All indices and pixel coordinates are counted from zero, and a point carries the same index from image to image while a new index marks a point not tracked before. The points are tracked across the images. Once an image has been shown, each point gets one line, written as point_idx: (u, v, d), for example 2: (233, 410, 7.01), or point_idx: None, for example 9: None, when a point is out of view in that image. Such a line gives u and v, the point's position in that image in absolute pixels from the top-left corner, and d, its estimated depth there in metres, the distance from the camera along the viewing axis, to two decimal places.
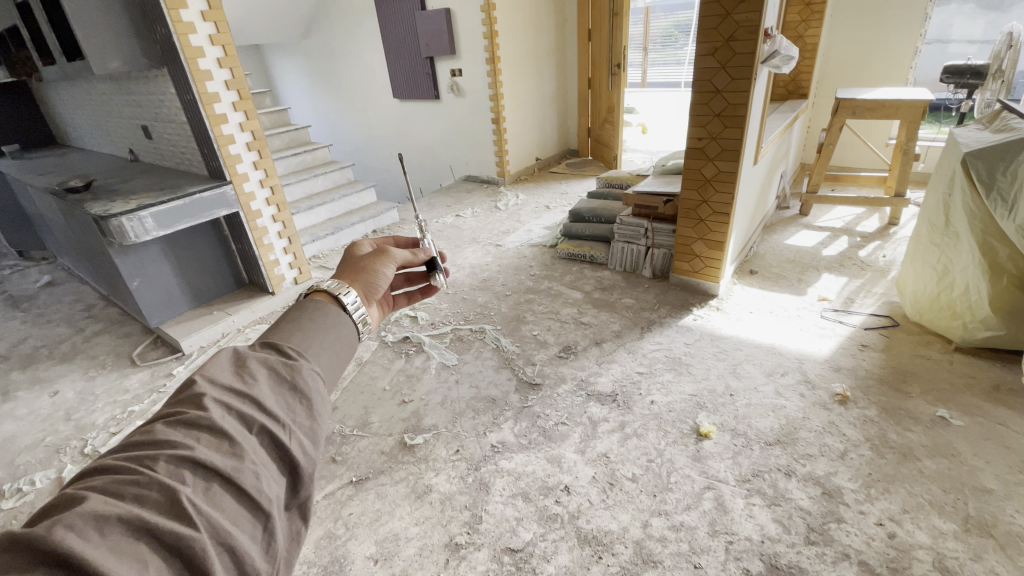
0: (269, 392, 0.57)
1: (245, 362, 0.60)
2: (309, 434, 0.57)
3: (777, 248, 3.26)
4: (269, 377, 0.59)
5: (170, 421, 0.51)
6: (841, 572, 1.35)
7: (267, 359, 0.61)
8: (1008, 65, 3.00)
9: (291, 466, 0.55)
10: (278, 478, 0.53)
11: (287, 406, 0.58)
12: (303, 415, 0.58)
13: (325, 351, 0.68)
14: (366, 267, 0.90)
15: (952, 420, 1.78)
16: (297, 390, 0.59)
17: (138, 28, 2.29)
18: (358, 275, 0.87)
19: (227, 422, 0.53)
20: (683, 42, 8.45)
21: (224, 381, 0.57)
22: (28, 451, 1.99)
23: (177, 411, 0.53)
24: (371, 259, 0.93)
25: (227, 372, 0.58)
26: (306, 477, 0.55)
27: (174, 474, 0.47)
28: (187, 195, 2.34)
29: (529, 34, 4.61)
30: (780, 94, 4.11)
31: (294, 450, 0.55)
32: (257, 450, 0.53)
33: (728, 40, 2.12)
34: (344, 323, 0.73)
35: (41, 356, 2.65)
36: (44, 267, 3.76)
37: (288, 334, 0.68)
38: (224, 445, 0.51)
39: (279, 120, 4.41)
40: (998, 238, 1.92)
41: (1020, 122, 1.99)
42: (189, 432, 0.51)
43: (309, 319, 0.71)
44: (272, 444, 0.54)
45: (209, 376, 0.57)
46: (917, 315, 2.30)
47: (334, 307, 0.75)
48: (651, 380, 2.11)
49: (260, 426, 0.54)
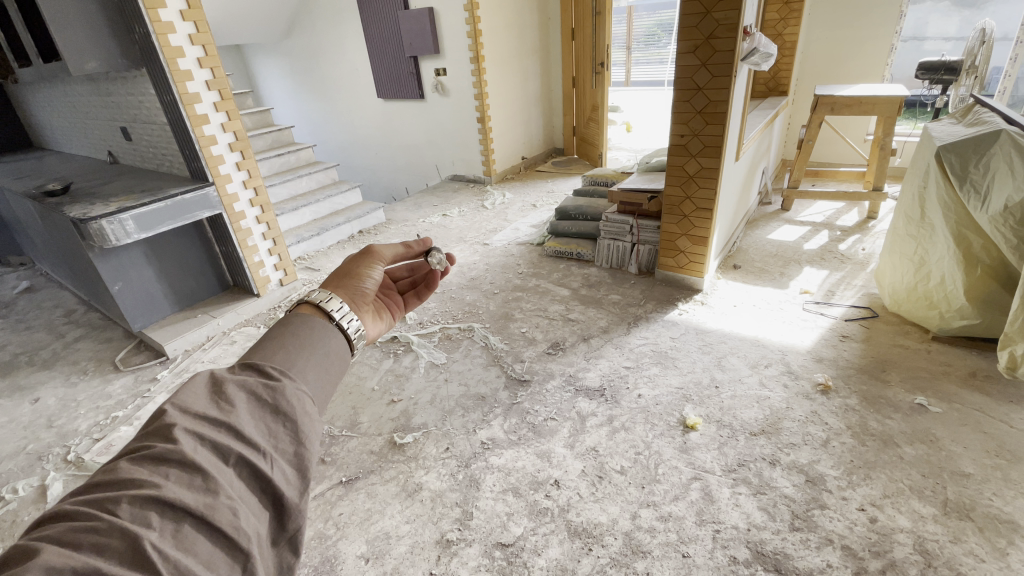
0: (248, 418, 0.56)
1: (222, 386, 0.58)
2: (292, 462, 0.56)
3: (760, 243, 3.32)
4: (248, 402, 0.58)
5: (135, 458, 0.50)
6: (825, 557, 1.38)
7: (246, 383, 0.59)
8: (982, 61, 3.10)
9: (274, 497, 0.53)
10: (259, 513, 0.52)
11: (268, 432, 0.56)
12: (286, 441, 0.57)
13: (311, 368, 0.66)
14: (352, 270, 0.90)
15: (930, 407, 1.83)
16: (280, 414, 0.58)
17: (115, 28, 2.25)
18: (343, 280, 0.88)
19: (200, 454, 0.51)
20: (666, 42, 8.56)
21: (197, 409, 0.55)
22: (8, 459, 1.95)
23: (145, 446, 0.51)
24: (357, 262, 0.93)
25: (202, 399, 0.57)
26: (292, 509, 0.54)
27: (138, 517, 0.45)
28: (168, 197, 2.31)
29: (514, 33, 4.63)
30: (760, 91, 4.18)
31: (276, 480, 0.54)
32: (234, 482, 0.51)
33: (708, 38, 2.15)
34: (331, 336, 0.72)
35: (21, 363, 2.59)
36: (22, 274, 3.67)
37: (272, 351, 0.66)
38: (196, 480, 0.49)
39: (262, 120, 4.37)
40: (971, 228, 1.98)
41: (992, 116, 2.06)
42: (156, 469, 0.49)
43: (293, 334, 0.69)
44: (252, 475, 0.53)
45: (182, 406, 0.55)
46: (895, 305, 2.36)
47: (320, 320, 0.73)
48: (638, 374, 2.14)
49: (236, 457, 0.53)
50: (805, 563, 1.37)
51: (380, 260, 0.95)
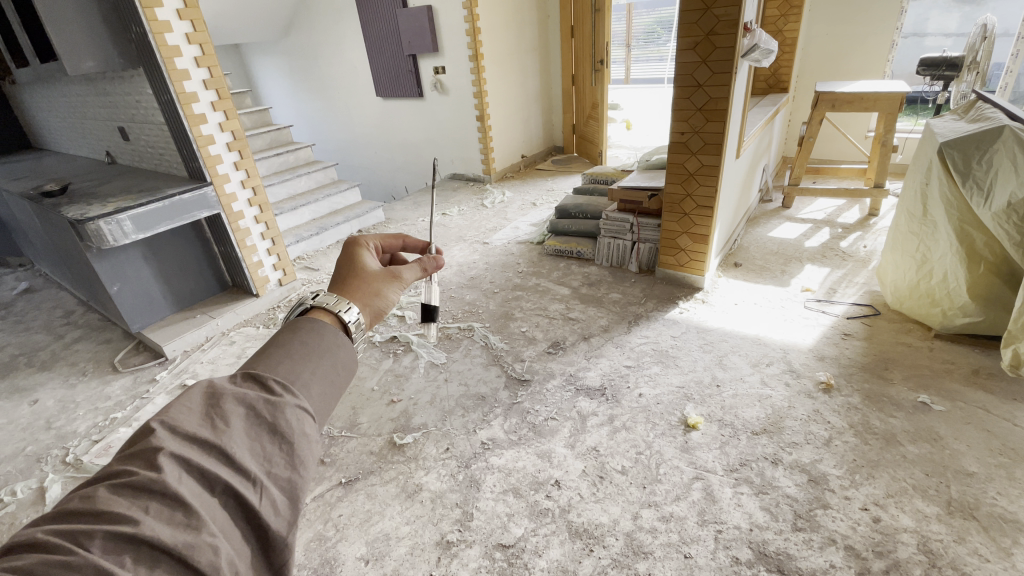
0: (241, 440, 0.52)
1: (219, 401, 0.55)
2: (285, 490, 0.52)
3: (761, 240, 3.31)
4: (245, 420, 0.54)
5: (115, 486, 0.46)
6: (828, 558, 1.37)
7: (245, 398, 0.56)
8: (983, 57, 3.06)
9: (261, 531, 0.50)
10: (242, 550, 0.48)
11: (262, 456, 0.53)
12: (281, 466, 0.53)
13: (316, 381, 0.63)
14: (375, 288, 0.86)
15: (933, 405, 1.82)
16: (277, 435, 0.54)
17: (112, 27, 2.23)
18: (367, 297, 0.83)
19: (185, 484, 0.48)
20: (666, 39, 8.53)
21: (187, 429, 0.51)
22: (7, 461, 1.95)
23: (127, 471, 0.48)
24: (379, 277, 0.88)
25: (196, 415, 0.53)
26: (279, 545, 0.50)
27: (112, 557, 0.41)
28: (166, 198, 2.30)
29: (513, 30, 4.62)
30: (760, 88, 4.16)
31: (264, 512, 0.50)
32: (218, 515, 0.48)
33: (709, 34, 2.14)
34: (341, 345, 0.69)
35: (19, 364, 2.59)
36: (20, 275, 3.67)
37: (276, 361, 0.63)
38: (178, 515, 0.45)
39: (260, 120, 4.36)
40: (974, 225, 1.97)
41: (994, 112, 2.04)
42: (137, 500, 0.45)
43: (301, 342, 0.66)
44: (239, 506, 0.49)
45: (172, 424, 0.51)
46: (897, 303, 2.35)
47: (330, 328, 0.70)
48: (639, 373, 2.13)
49: (223, 486, 0.49)
50: (807, 564, 1.36)
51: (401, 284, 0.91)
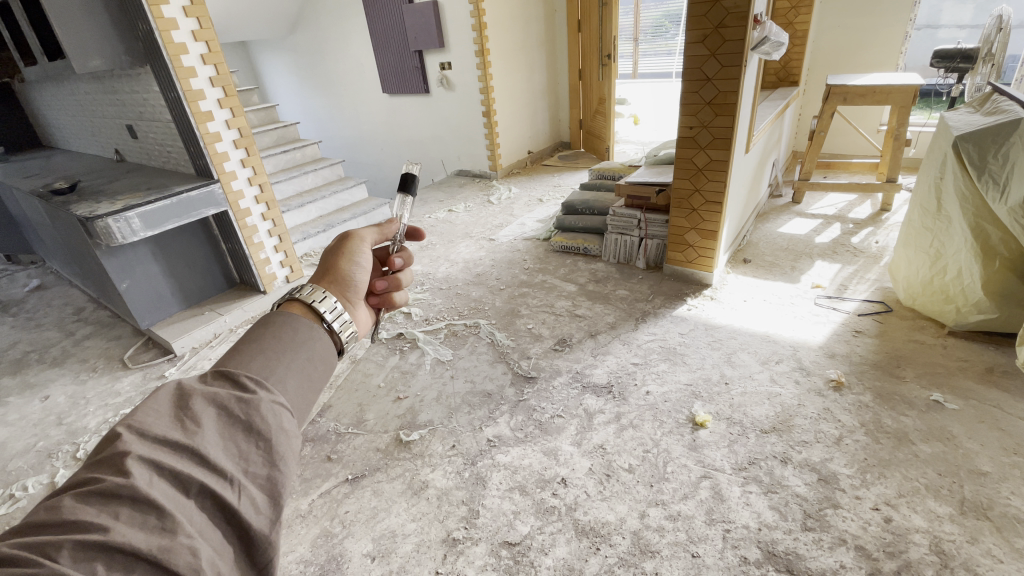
0: (214, 440, 0.52)
1: (189, 401, 0.54)
2: (264, 488, 0.52)
3: (771, 236, 3.27)
4: (217, 420, 0.54)
5: (82, 494, 0.45)
6: (838, 558, 1.35)
7: (216, 397, 0.55)
8: (999, 48, 2.95)
9: (241, 530, 0.49)
10: (222, 550, 0.47)
11: (237, 454, 0.52)
12: (258, 464, 0.53)
13: (292, 376, 0.63)
14: (330, 265, 0.86)
15: (946, 404, 1.79)
16: (253, 433, 0.54)
17: (119, 25, 2.24)
18: (327, 278, 0.84)
19: (157, 488, 0.47)
20: (673, 33, 8.40)
21: (156, 433, 0.50)
22: (19, 456, 1.97)
23: (94, 479, 0.46)
24: (336, 254, 0.88)
25: (164, 418, 0.53)
26: (261, 541, 0.49)
27: (82, 565, 0.40)
28: (173, 194, 2.31)
29: (519, 23, 4.57)
30: (771, 82, 4.09)
31: (243, 510, 0.49)
32: (194, 518, 0.47)
33: (717, 27, 2.10)
34: (317, 338, 0.69)
35: (31, 360, 2.62)
36: (32, 272, 3.73)
37: (248, 358, 0.62)
38: (151, 519, 0.44)
39: (267, 117, 4.37)
40: (990, 220, 1.92)
41: (1010, 104, 1.99)
42: (105, 507, 0.44)
43: (275, 337, 0.66)
44: (216, 506, 0.48)
45: (140, 428, 0.50)
46: (910, 300, 2.31)
47: (307, 322, 0.70)
48: (646, 371, 2.11)
49: (198, 487, 0.48)
50: (817, 564, 1.35)
51: (361, 252, 0.89)
